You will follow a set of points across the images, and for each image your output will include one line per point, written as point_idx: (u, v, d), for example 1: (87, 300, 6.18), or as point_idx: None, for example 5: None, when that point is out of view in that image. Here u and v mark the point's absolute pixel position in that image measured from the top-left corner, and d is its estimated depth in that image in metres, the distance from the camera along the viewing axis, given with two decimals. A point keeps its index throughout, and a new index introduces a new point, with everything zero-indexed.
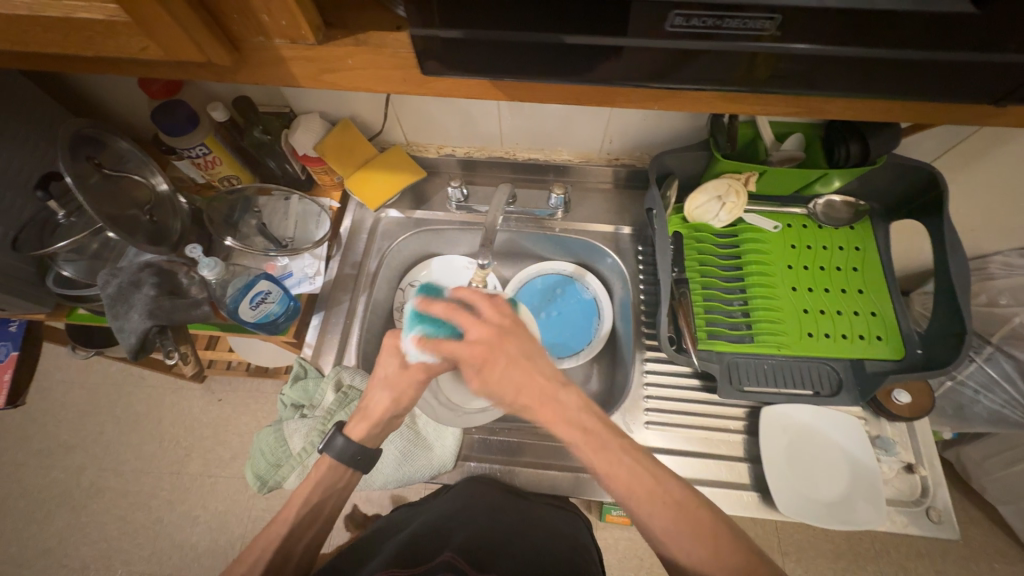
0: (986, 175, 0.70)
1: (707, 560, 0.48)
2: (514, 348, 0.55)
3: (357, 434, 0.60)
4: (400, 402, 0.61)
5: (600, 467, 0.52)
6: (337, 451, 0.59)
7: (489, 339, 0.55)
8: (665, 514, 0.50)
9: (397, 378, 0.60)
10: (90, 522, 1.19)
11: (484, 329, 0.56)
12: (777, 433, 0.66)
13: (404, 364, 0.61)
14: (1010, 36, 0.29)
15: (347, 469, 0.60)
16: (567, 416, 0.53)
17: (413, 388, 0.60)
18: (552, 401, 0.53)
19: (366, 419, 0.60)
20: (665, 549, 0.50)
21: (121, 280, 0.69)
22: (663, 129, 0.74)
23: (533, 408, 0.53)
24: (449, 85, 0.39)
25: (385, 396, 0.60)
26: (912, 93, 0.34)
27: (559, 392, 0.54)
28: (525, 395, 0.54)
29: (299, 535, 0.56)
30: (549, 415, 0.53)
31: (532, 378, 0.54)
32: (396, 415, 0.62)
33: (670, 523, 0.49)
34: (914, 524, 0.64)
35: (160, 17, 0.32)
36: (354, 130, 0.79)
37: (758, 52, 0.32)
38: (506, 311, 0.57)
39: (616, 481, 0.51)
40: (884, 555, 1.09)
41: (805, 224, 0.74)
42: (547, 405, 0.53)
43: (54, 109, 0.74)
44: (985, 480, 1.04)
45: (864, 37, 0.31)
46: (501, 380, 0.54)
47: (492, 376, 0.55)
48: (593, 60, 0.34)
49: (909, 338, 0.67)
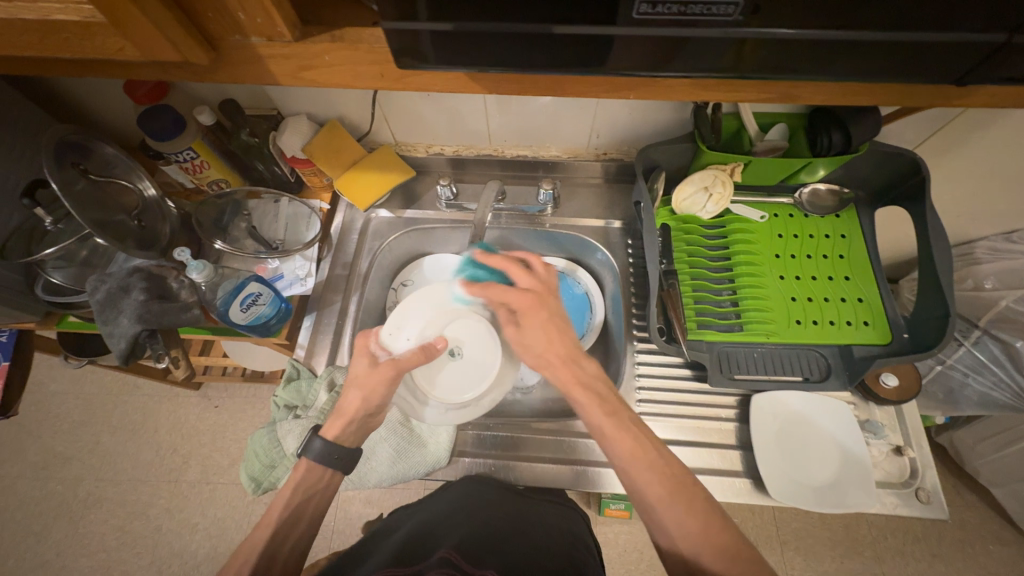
0: (965, 160, 0.71)
1: (696, 535, 0.49)
2: (553, 307, 0.62)
3: (333, 433, 0.60)
4: (371, 400, 0.62)
5: (606, 430, 0.54)
6: (315, 454, 0.59)
7: (535, 291, 0.63)
8: (662, 489, 0.51)
9: (367, 377, 0.62)
10: (89, 533, 1.19)
11: (536, 282, 0.63)
12: (768, 421, 0.67)
13: (373, 363, 0.63)
14: (965, 16, 0.30)
15: (324, 471, 0.60)
16: (585, 380, 0.58)
17: (381, 385, 0.62)
18: (575, 363, 0.59)
19: (341, 417, 0.61)
20: (661, 525, 0.50)
21: (109, 285, 0.69)
22: (648, 123, 0.75)
23: (555, 366, 0.60)
24: (428, 80, 0.39)
25: (358, 394, 0.61)
26: (875, 75, 0.35)
27: (580, 359, 0.60)
28: (552, 350, 0.61)
29: (286, 535, 0.57)
30: (569, 374, 0.59)
31: (564, 339, 0.60)
32: (372, 413, 0.63)
33: (666, 499, 0.50)
34: (904, 505, 0.65)
35: (136, 18, 0.32)
36: (342, 130, 0.79)
37: (745, 39, 0.33)
38: (555, 274, 0.64)
39: (621, 445, 0.53)
40: (882, 541, 1.10)
41: (791, 214, 0.74)
42: (569, 365, 0.59)
43: (38, 116, 0.74)
44: (978, 463, 1.06)
45: (828, 18, 0.31)
46: (536, 332, 0.61)
47: (527, 327, 0.62)
48: (564, 51, 0.35)
49: (895, 322, 0.67)
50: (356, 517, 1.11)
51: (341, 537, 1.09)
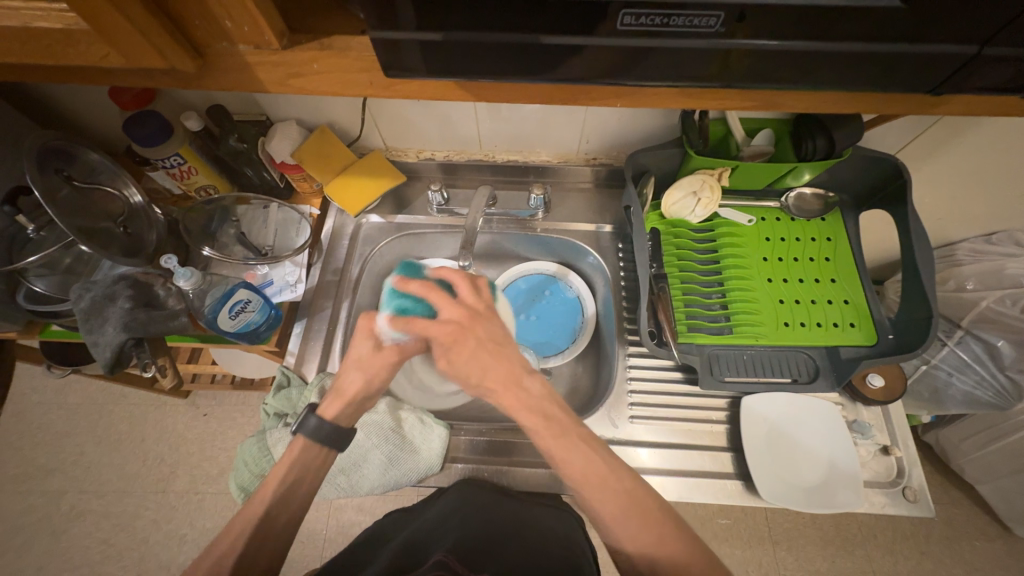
0: (945, 165, 0.73)
1: (652, 544, 0.50)
2: (486, 331, 0.56)
3: (331, 413, 0.60)
4: (372, 382, 0.61)
5: (556, 454, 0.52)
6: (309, 431, 0.58)
7: (458, 321, 0.56)
8: (615, 505, 0.51)
9: (369, 360, 0.60)
10: (72, 546, 1.16)
11: (459, 311, 0.57)
12: (757, 423, 0.68)
13: (377, 346, 0.60)
14: (935, 29, 0.31)
15: (321, 450, 0.59)
16: (528, 403, 0.53)
17: (384, 368, 0.60)
18: (517, 386, 0.54)
19: (341, 398, 0.60)
20: (614, 537, 0.51)
21: (94, 293, 0.68)
22: (636, 129, 0.76)
23: (497, 391, 0.54)
24: (416, 87, 0.39)
25: (358, 376, 0.60)
26: (852, 83, 0.36)
27: (523, 379, 0.54)
28: (489, 378, 0.54)
29: (276, 522, 0.55)
30: (509, 400, 0.53)
31: (500, 364, 0.54)
32: (371, 395, 0.62)
33: (612, 514, 0.51)
34: (892, 504, 0.66)
35: (120, 24, 0.32)
36: (332, 136, 0.79)
37: (731, 48, 0.33)
38: (480, 298, 0.59)
39: (571, 467, 0.52)
40: (872, 539, 1.11)
41: (777, 217, 0.76)
42: (511, 391, 0.53)
43: (20, 121, 0.73)
44: (964, 461, 1.07)
45: (807, 30, 0.32)
46: (463, 364, 0.55)
47: (454, 361, 0.56)
48: (551, 60, 0.35)
49: (880, 324, 0.69)
50: (348, 525, 1.10)
51: (333, 546, 1.08)
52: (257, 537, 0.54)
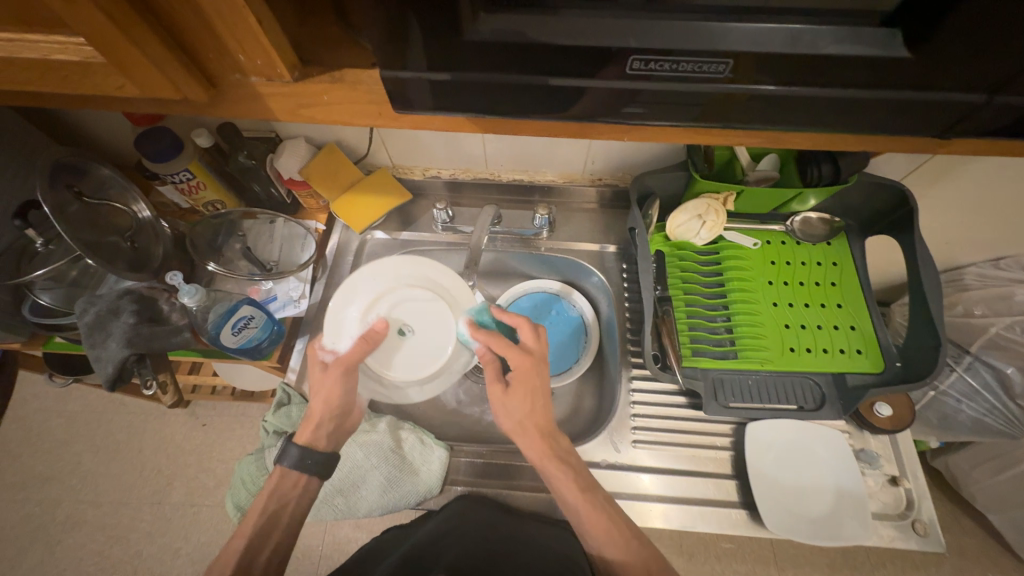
0: (951, 191, 0.73)
1: None
2: (547, 375, 0.64)
3: (306, 438, 0.62)
4: (333, 401, 0.64)
5: (580, 509, 0.58)
6: (292, 461, 0.60)
7: (535, 354, 0.65)
8: (631, 563, 0.56)
9: (319, 380, 0.65)
10: (66, 558, 1.15)
11: (537, 346, 0.66)
12: (762, 450, 0.67)
13: (324, 366, 0.66)
14: (944, 78, 0.31)
15: (298, 477, 0.61)
16: (561, 455, 0.61)
17: (334, 383, 0.64)
18: (553, 439, 0.62)
19: (310, 421, 0.63)
20: None
21: (98, 307, 0.69)
22: (642, 151, 0.76)
23: (537, 435, 0.61)
24: (423, 121, 0.40)
25: (318, 399, 0.64)
26: (864, 126, 0.36)
27: (556, 433, 0.63)
28: (534, 419, 0.62)
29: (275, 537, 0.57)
30: (543, 448, 0.61)
31: (547, 411, 0.63)
32: (339, 414, 0.65)
33: (636, 573, 0.56)
34: (901, 538, 0.64)
35: (137, 59, 0.33)
36: (340, 154, 0.80)
37: (736, 91, 0.33)
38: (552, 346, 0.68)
39: (591, 524, 0.57)
40: (881, 568, 1.08)
41: (783, 241, 0.75)
42: (549, 439, 0.61)
43: (36, 137, 0.74)
44: (975, 489, 1.05)
45: (812, 77, 0.32)
46: (523, 396, 0.63)
47: (516, 390, 0.63)
48: (559, 99, 0.35)
49: (887, 351, 0.68)
50: (344, 542, 1.08)
51: (327, 564, 1.06)
52: (242, 566, 0.56)
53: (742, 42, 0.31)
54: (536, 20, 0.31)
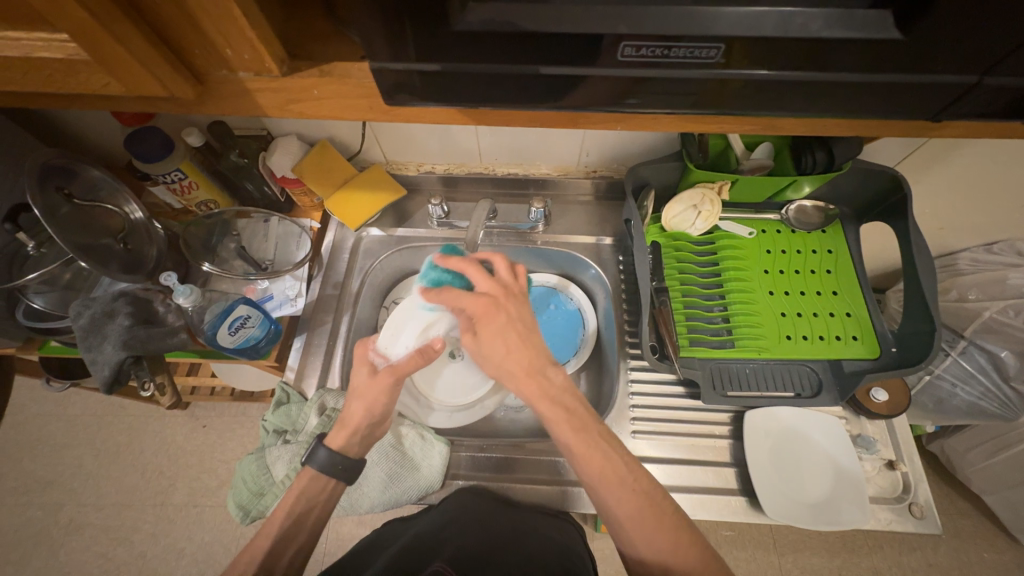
0: (946, 177, 0.73)
1: (670, 552, 0.49)
2: (511, 312, 0.57)
3: (338, 443, 0.61)
4: (374, 410, 0.62)
5: (578, 448, 0.53)
6: (320, 464, 0.60)
7: (492, 293, 0.58)
8: (635, 506, 0.51)
9: (365, 387, 0.62)
10: (70, 560, 1.15)
11: (493, 284, 0.58)
12: (761, 438, 0.67)
13: (373, 372, 0.63)
14: (937, 59, 0.31)
15: (329, 481, 0.61)
16: (552, 393, 0.55)
17: (380, 393, 0.61)
18: (540, 376, 0.55)
19: (345, 428, 0.61)
20: (633, 543, 0.51)
21: (93, 310, 0.68)
22: (637, 141, 0.76)
23: (519, 377, 0.55)
24: (416, 114, 0.40)
25: (359, 405, 0.61)
26: (859, 110, 0.36)
27: (546, 368, 0.56)
28: (512, 360, 0.56)
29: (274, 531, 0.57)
30: (530, 389, 0.55)
31: (524, 348, 0.56)
32: (373, 425, 0.63)
33: (631, 514, 0.51)
34: (898, 521, 0.65)
35: (121, 57, 0.32)
36: (332, 150, 0.78)
37: (727, 76, 0.33)
38: (513, 277, 0.60)
39: (591, 464, 0.52)
40: (878, 551, 1.09)
41: (778, 230, 0.76)
42: (533, 378, 0.55)
43: (25, 139, 0.73)
44: (970, 472, 1.06)
45: (803, 59, 0.32)
46: (491, 339, 0.57)
47: (481, 338, 0.57)
48: (552, 87, 0.35)
49: (883, 337, 0.68)
50: (348, 538, 1.09)
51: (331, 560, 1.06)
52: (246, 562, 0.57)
53: (732, 27, 0.30)
54: (525, 6, 0.30)
